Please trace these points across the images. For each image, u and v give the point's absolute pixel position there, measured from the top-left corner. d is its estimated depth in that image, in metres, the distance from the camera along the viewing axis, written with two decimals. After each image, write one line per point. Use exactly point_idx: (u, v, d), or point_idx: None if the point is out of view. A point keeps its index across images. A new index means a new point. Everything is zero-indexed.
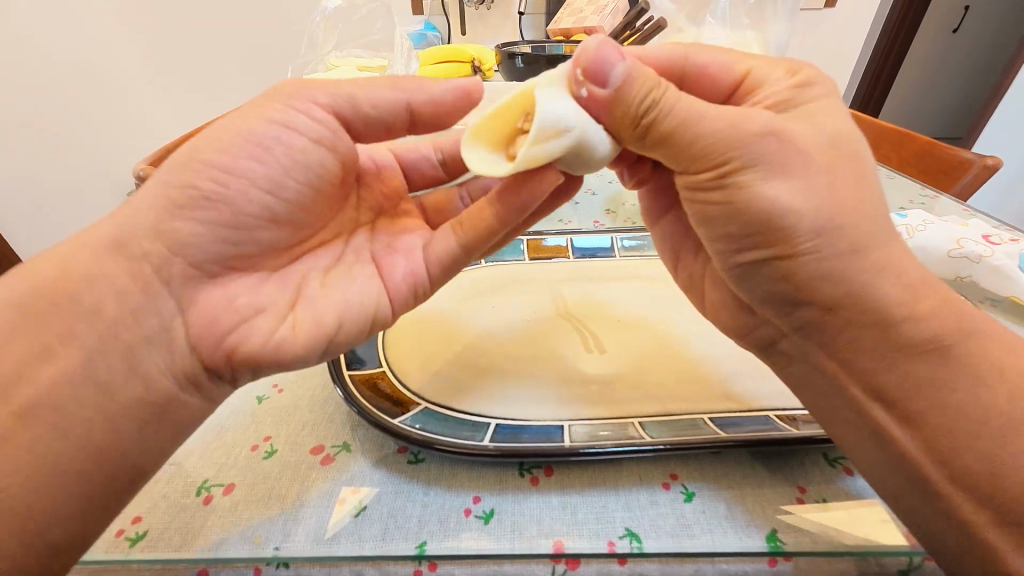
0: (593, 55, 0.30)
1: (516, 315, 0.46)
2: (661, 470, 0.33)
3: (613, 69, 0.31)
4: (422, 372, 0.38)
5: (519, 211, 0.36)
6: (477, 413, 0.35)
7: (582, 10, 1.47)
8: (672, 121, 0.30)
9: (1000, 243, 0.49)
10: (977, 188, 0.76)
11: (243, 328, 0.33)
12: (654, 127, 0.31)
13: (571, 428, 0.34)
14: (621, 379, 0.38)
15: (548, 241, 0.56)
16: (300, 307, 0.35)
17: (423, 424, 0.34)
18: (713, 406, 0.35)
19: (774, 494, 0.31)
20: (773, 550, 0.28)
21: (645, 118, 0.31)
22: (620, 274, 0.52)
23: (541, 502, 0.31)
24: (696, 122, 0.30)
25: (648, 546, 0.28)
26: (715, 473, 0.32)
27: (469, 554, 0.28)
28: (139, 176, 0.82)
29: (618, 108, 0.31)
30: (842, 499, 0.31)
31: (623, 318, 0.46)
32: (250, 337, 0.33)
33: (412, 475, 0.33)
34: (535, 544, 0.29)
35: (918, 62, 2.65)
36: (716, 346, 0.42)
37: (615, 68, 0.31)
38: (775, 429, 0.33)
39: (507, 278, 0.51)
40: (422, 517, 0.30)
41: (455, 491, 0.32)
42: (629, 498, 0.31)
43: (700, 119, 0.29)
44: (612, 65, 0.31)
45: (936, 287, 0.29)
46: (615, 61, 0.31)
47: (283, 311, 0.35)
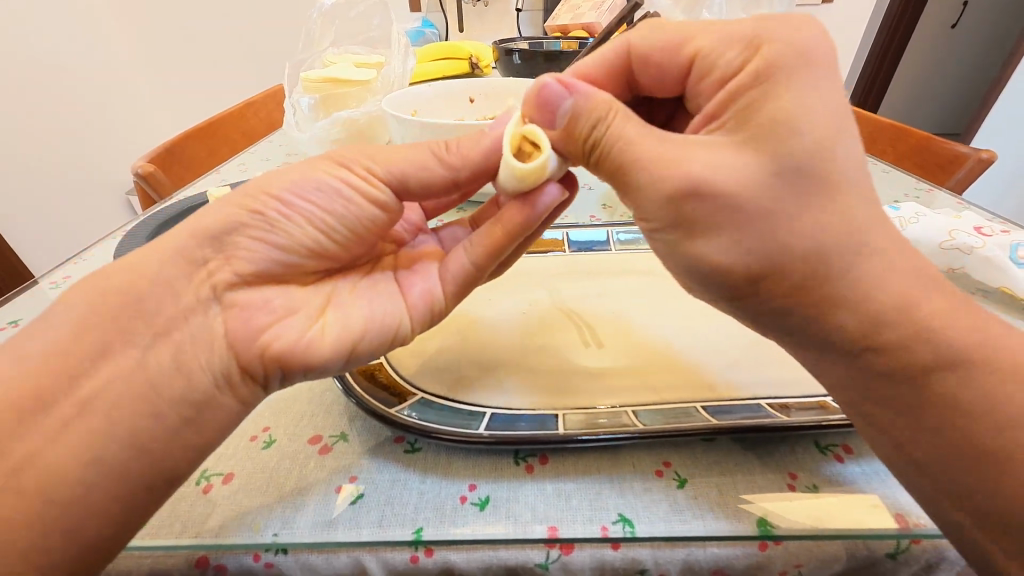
0: (542, 96, 0.34)
1: (514, 309, 0.46)
2: (654, 457, 0.33)
3: (561, 103, 0.34)
4: (418, 365, 0.39)
5: (496, 255, 0.37)
6: (472, 404, 0.36)
7: (580, 7, 1.49)
8: (615, 151, 0.31)
9: (990, 235, 0.50)
10: (971, 182, 0.77)
11: (275, 328, 0.32)
12: (599, 155, 0.32)
13: (566, 417, 0.34)
14: (615, 371, 0.39)
15: (545, 235, 0.56)
16: (328, 313, 0.34)
17: (419, 414, 0.34)
18: (705, 395, 0.36)
19: (765, 480, 0.31)
20: (763, 534, 0.28)
21: (593, 147, 0.32)
22: (616, 268, 0.52)
23: (536, 489, 0.31)
24: (628, 151, 0.30)
25: (641, 530, 0.29)
26: (706, 460, 0.33)
27: (465, 539, 0.29)
28: (138, 173, 0.82)
29: (569, 147, 0.34)
30: (831, 485, 0.31)
31: (617, 311, 0.46)
32: (284, 334, 0.32)
33: (409, 463, 0.33)
34: (529, 529, 0.29)
35: (916, 57, 2.65)
36: (711, 339, 0.42)
37: (564, 103, 0.34)
38: (766, 416, 0.34)
39: (503, 271, 0.52)
40: (419, 504, 0.31)
41: (451, 479, 0.32)
42: (623, 485, 0.31)
43: (643, 149, 0.30)
44: (561, 101, 0.34)
45: (931, 274, 0.29)
46: (564, 95, 0.34)
47: (312, 314, 0.34)
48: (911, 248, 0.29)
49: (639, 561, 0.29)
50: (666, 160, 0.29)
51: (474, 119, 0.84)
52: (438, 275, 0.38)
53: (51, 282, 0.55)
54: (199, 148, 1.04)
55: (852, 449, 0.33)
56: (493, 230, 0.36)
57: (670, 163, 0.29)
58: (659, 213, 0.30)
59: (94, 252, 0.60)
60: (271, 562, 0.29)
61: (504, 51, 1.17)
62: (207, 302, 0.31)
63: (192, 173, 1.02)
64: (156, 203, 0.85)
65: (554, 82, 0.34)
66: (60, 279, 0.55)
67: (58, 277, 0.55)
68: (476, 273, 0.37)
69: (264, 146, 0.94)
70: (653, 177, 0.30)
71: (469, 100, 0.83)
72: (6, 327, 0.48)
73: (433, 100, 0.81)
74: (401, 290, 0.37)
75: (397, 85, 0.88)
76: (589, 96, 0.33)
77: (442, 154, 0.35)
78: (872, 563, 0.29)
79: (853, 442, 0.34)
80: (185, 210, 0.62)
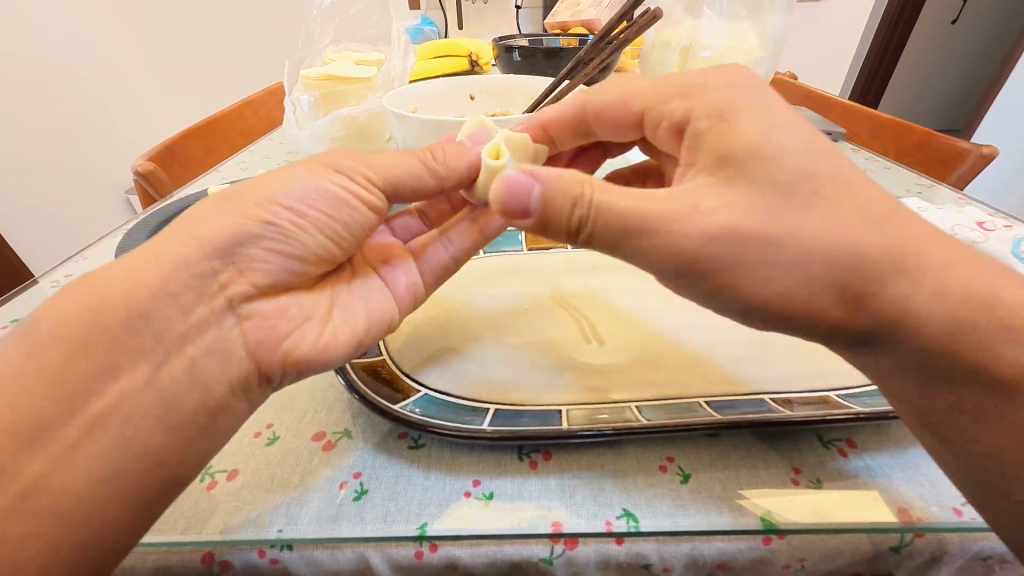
0: (509, 194, 0.32)
1: (516, 306, 0.46)
2: (657, 452, 0.33)
3: (531, 195, 0.32)
4: (421, 361, 0.39)
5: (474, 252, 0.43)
6: (475, 399, 0.36)
7: (579, 4, 1.49)
8: (604, 229, 0.31)
9: (993, 230, 0.50)
10: (973, 177, 0.77)
11: (295, 334, 0.35)
12: (590, 237, 0.32)
13: (569, 412, 0.34)
14: (617, 367, 0.39)
15: (547, 232, 0.56)
16: (336, 314, 0.37)
17: (423, 409, 0.34)
18: (707, 390, 0.36)
19: (768, 475, 0.31)
20: (767, 528, 0.28)
21: (581, 228, 0.32)
22: (618, 264, 0.52)
23: (539, 484, 0.31)
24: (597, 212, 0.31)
25: (645, 525, 0.29)
26: (710, 455, 0.33)
27: (469, 534, 0.29)
28: (138, 172, 0.83)
29: (554, 236, 0.34)
30: (835, 480, 0.31)
31: (619, 308, 0.46)
32: (302, 339, 0.35)
33: (412, 459, 0.33)
34: (532, 524, 0.29)
35: (916, 53, 2.65)
36: (712, 335, 0.42)
37: (533, 194, 0.32)
38: (769, 410, 0.33)
39: (504, 268, 0.51)
40: (424, 500, 0.31)
41: (456, 475, 0.32)
42: (626, 480, 0.31)
43: (627, 217, 0.30)
44: (529, 191, 0.32)
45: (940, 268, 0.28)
46: (530, 186, 0.32)
47: (321, 318, 0.36)
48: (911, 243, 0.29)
49: (644, 555, 0.29)
50: (627, 214, 0.31)
51: (473, 116, 0.84)
52: (419, 269, 0.41)
53: (52, 280, 0.55)
54: (198, 147, 1.04)
55: (855, 443, 0.33)
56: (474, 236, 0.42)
57: (633, 215, 0.30)
58: (634, 263, 0.32)
59: (96, 251, 0.60)
60: (277, 558, 0.29)
61: (503, 49, 1.17)
62: (222, 312, 0.32)
63: (191, 172, 1.02)
64: (156, 202, 0.84)
65: (517, 176, 0.32)
66: (61, 278, 0.55)
67: (57, 276, 0.55)
68: (454, 265, 0.43)
69: (263, 144, 0.94)
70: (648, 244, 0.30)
71: (468, 98, 0.83)
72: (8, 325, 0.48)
73: (433, 97, 0.81)
74: (387, 284, 0.40)
75: (397, 82, 0.88)
76: (556, 183, 0.32)
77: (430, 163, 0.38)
78: (875, 557, 0.29)
79: (856, 437, 0.34)
80: (184, 209, 0.62)
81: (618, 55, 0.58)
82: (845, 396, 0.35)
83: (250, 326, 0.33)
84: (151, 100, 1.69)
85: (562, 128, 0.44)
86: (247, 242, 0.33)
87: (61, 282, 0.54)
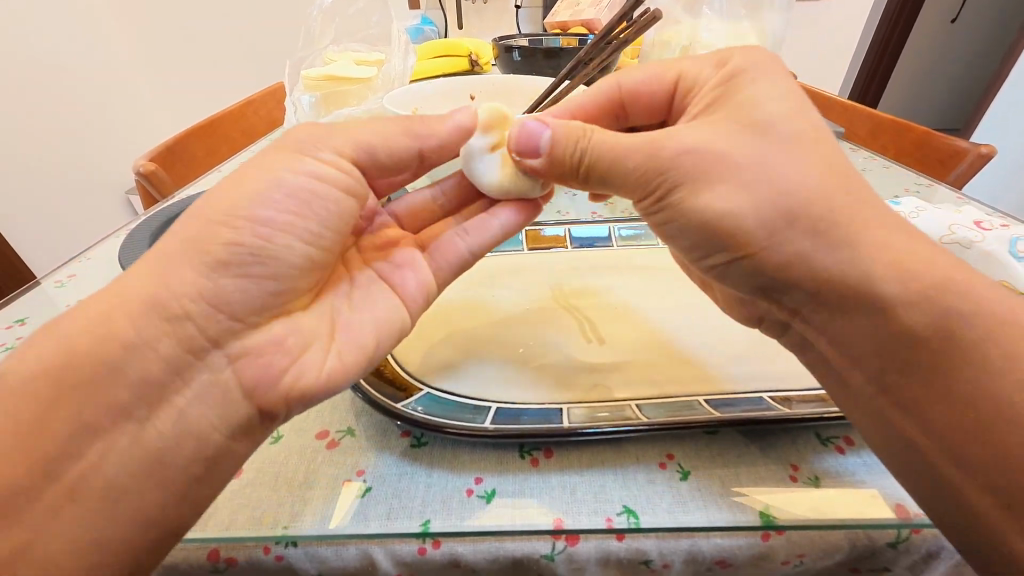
0: (522, 135, 0.37)
1: (517, 305, 0.47)
2: (658, 450, 0.33)
3: (541, 137, 0.36)
4: (423, 360, 0.39)
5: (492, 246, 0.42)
6: (477, 398, 0.36)
7: (579, 4, 1.50)
8: (601, 160, 0.34)
9: (991, 229, 0.51)
10: (972, 176, 0.77)
11: (297, 365, 0.33)
12: (590, 170, 0.35)
13: (570, 410, 0.35)
14: (616, 365, 0.39)
15: (547, 232, 0.56)
16: (339, 336, 0.36)
17: (425, 408, 0.34)
18: (708, 388, 0.36)
19: (767, 472, 0.32)
20: (765, 524, 0.28)
21: (581, 165, 0.36)
22: (618, 264, 0.53)
23: (540, 481, 0.32)
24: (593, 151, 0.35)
25: (645, 521, 0.29)
26: (710, 453, 0.33)
27: (471, 530, 0.29)
28: (140, 172, 0.83)
29: (559, 177, 0.37)
30: (833, 477, 0.31)
31: (620, 306, 0.46)
32: (305, 373, 0.33)
33: (415, 457, 0.33)
34: (534, 521, 0.29)
35: (914, 53, 2.67)
36: (712, 334, 0.42)
37: (542, 136, 0.36)
38: (767, 408, 0.34)
39: (507, 268, 0.52)
40: (426, 498, 0.31)
41: (458, 473, 0.32)
42: (627, 477, 0.32)
43: (620, 146, 0.33)
44: (537, 134, 0.36)
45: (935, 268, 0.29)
46: (541, 130, 0.36)
47: (324, 343, 0.35)
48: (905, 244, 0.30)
49: (644, 552, 0.29)
50: (643, 142, 0.33)
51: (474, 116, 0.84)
52: (425, 264, 0.40)
53: (56, 280, 0.55)
54: (199, 146, 1.05)
55: (853, 441, 0.34)
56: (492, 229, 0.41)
57: (655, 142, 0.32)
58: (647, 192, 0.34)
59: (99, 251, 0.60)
60: (281, 555, 0.29)
61: (503, 49, 1.18)
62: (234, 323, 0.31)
63: (193, 172, 1.02)
64: (158, 202, 0.85)
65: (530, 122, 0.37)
66: (64, 278, 0.55)
67: (61, 276, 0.56)
68: (469, 258, 0.42)
69: (265, 144, 0.94)
70: (627, 168, 0.33)
71: (469, 97, 0.83)
72: (13, 325, 0.48)
73: (434, 97, 0.82)
74: (396, 290, 0.39)
75: (397, 82, 0.88)
76: (561, 124, 0.36)
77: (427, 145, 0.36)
78: (873, 553, 0.29)
79: (854, 434, 0.34)
80: (186, 209, 0.62)
81: (619, 54, 0.58)
82: None
83: (245, 365, 0.32)
84: (151, 100, 1.69)
85: (592, 117, 0.43)
86: (253, 257, 0.31)
87: (65, 282, 0.54)
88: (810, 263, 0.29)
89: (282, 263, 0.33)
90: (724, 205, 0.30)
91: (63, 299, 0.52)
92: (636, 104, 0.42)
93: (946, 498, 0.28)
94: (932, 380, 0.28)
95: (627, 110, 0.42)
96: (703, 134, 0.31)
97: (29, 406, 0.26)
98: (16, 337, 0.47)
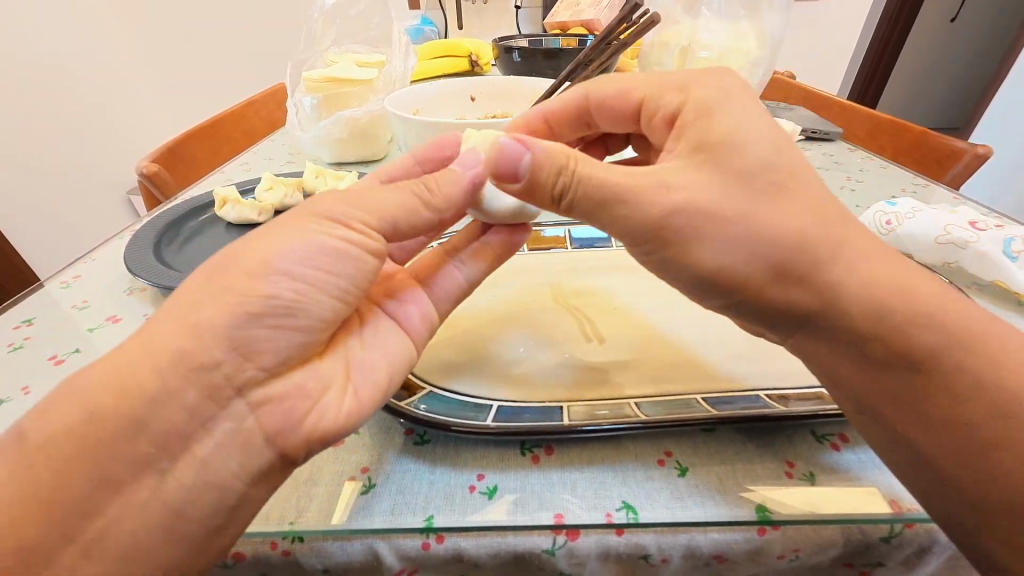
0: (501, 155, 0.35)
1: (515, 305, 0.47)
2: (656, 447, 0.34)
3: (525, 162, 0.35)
4: (424, 359, 0.40)
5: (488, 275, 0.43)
6: (478, 397, 0.36)
7: (578, 4, 1.51)
8: (584, 195, 0.33)
9: (986, 228, 0.50)
10: (969, 176, 0.78)
11: (318, 408, 0.32)
12: (572, 203, 0.34)
13: (570, 408, 0.35)
14: (614, 364, 0.40)
15: (547, 232, 0.57)
16: (354, 376, 0.35)
17: (428, 406, 0.35)
18: (704, 386, 0.37)
19: (764, 468, 0.32)
20: (762, 519, 0.29)
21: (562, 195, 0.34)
22: (617, 263, 0.53)
23: (541, 478, 0.32)
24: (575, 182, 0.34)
25: (644, 517, 0.30)
26: (707, 450, 0.34)
27: (473, 526, 0.30)
28: (142, 173, 0.83)
29: (538, 201, 0.36)
30: (828, 474, 0.32)
31: (618, 305, 0.47)
32: (325, 415, 0.32)
33: (419, 454, 0.34)
34: (535, 516, 0.30)
35: (913, 53, 2.67)
36: (709, 332, 0.43)
37: (523, 160, 0.34)
38: (763, 406, 0.34)
39: (507, 268, 0.53)
40: (429, 494, 0.32)
41: (461, 469, 0.33)
42: (626, 474, 0.32)
43: (606, 187, 0.32)
44: (518, 157, 0.34)
45: (923, 267, 0.30)
46: (521, 153, 0.34)
47: (339, 386, 0.34)
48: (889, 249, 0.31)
49: (642, 546, 0.30)
50: (629, 194, 0.32)
51: (474, 117, 0.85)
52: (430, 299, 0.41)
53: (62, 281, 0.56)
54: (201, 148, 1.05)
55: (848, 438, 0.34)
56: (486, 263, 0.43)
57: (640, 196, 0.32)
58: (639, 240, 0.33)
59: (104, 252, 0.61)
60: (288, 550, 0.30)
61: (503, 50, 1.19)
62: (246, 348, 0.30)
63: (195, 173, 1.03)
64: (161, 203, 0.85)
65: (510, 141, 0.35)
66: (70, 279, 0.56)
67: (67, 277, 0.56)
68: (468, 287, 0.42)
69: (267, 145, 0.95)
70: (625, 215, 0.33)
71: (469, 98, 0.84)
72: (21, 326, 0.49)
73: (435, 99, 0.82)
74: (400, 324, 0.39)
75: (398, 83, 0.89)
76: (546, 150, 0.34)
77: (427, 197, 0.35)
78: (867, 547, 0.30)
79: (849, 431, 0.35)
80: (190, 210, 0.63)
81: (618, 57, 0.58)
82: None
83: (267, 413, 0.31)
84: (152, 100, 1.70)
85: (561, 122, 0.44)
86: (285, 310, 0.31)
87: (71, 284, 0.55)
88: (802, 263, 0.30)
89: (312, 316, 0.32)
90: (720, 245, 0.31)
91: (70, 300, 0.53)
92: (601, 115, 0.43)
93: (947, 494, 0.29)
94: (921, 381, 0.29)
95: (595, 119, 0.43)
96: (694, 188, 0.31)
97: (47, 407, 0.27)
98: (24, 337, 0.47)
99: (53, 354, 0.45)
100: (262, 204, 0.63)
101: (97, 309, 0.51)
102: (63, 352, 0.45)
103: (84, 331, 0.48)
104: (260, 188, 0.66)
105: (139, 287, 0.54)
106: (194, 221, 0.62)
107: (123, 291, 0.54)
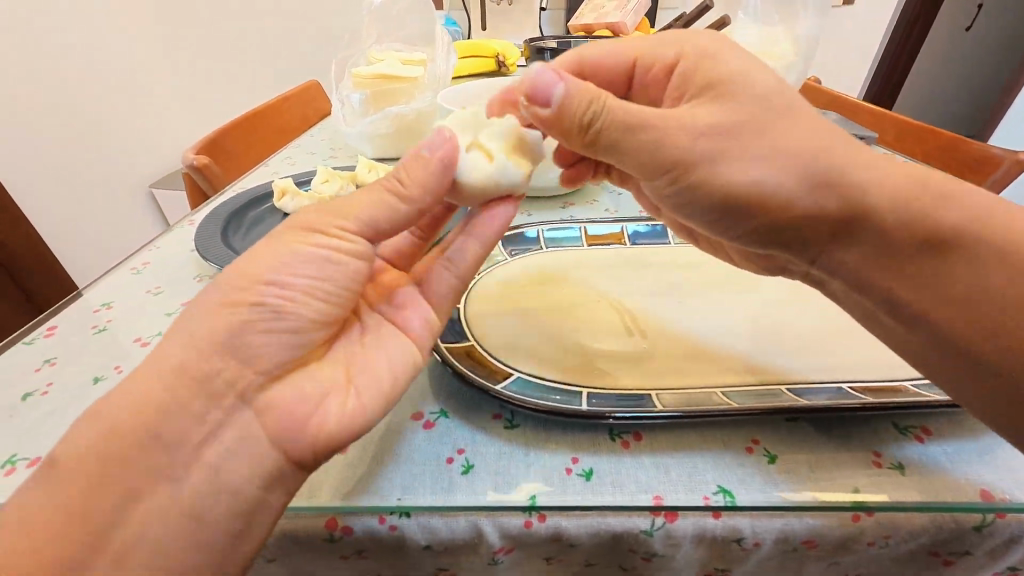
0: (536, 85, 0.36)
1: (575, 299, 0.48)
2: (743, 435, 0.35)
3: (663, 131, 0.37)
4: (506, 345, 0.41)
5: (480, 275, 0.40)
6: (566, 383, 0.37)
7: (604, 6, 1.54)
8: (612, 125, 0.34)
9: None
10: (1009, 182, 0.78)
11: (320, 412, 0.32)
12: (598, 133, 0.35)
13: (659, 395, 0.36)
14: (691, 354, 0.41)
15: (606, 228, 0.58)
16: (356, 380, 0.34)
17: (520, 391, 0.36)
18: (787, 376, 0.38)
19: (852, 457, 0.33)
20: (858, 505, 0.30)
21: (591, 127, 0.35)
22: (675, 259, 0.54)
23: (635, 462, 0.33)
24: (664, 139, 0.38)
25: (742, 500, 0.31)
26: (795, 439, 0.34)
27: (576, 505, 0.31)
28: (191, 165, 0.85)
29: (563, 138, 0.37)
30: (916, 464, 0.33)
31: (683, 300, 0.48)
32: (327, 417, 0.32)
33: (511, 437, 0.35)
34: (635, 497, 0.31)
35: (931, 59, 2.68)
36: (777, 325, 0.44)
37: (556, 90, 0.36)
38: (848, 397, 0.35)
39: (569, 261, 0.54)
40: (527, 474, 0.33)
41: (554, 452, 0.34)
42: (717, 460, 0.33)
43: (633, 112, 0.34)
44: (551, 87, 0.36)
45: (962, 204, 0.33)
46: (554, 84, 0.36)
47: (340, 388, 0.34)
48: (943, 203, 0.33)
49: (738, 530, 0.31)
50: (648, 113, 0.34)
51: None
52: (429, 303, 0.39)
53: (132, 267, 0.57)
54: (239, 141, 1.07)
55: (931, 430, 0.35)
56: (474, 248, 0.39)
57: (664, 117, 0.34)
58: (663, 170, 0.35)
59: (168, 240, 0.62)
60: (396, 524, 0.31)
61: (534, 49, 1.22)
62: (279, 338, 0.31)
63: (234, 165, 1.04)
64: (207, 194, 0.87)
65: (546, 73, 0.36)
66: (141, 265, 0.57)
67: (136, 263, 0.58)
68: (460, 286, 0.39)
69: (308, 139, 0.97)
70: (648, 138, 0.34)
71: None
72: (100, 309, 0.50)
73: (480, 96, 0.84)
74: (401, 330, 0.37)
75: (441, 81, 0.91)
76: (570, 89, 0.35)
77: (400, 190, 0.33)
78: (957, 537, 0.31)
79: (930, 424, 0.35)
80: (249, 201, 0.64)
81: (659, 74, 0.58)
82: (920, 385, 0.37)
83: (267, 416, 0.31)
84: (170, 95, 1.64)
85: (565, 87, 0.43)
86: (273, 314, 0.31)
87: (142, 270, 0.56)
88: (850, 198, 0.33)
89: (301, 317, 0.32)
90: (754, 173, 0.33)
91: (144, 285, 0.54)
92: (595, 77, 0.43)
93: None
94: (944, 271, 0.33)
95: (588, 79, 0.43)
96: (709, 111, 0.33)
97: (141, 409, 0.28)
98: (106, 320, 0.49)
99: (138, 337, 0.46)
100: (320, 196, 0.65)
101: (170, 295, 0.52)
102: (148, 335, 0.46)
103: (164, 315, 0.49)
104: (315, 181, 0.67)
105: (209, 274, 0.55)
106: (255, 211, 0.64)
107: (194, 278, 0.55)
